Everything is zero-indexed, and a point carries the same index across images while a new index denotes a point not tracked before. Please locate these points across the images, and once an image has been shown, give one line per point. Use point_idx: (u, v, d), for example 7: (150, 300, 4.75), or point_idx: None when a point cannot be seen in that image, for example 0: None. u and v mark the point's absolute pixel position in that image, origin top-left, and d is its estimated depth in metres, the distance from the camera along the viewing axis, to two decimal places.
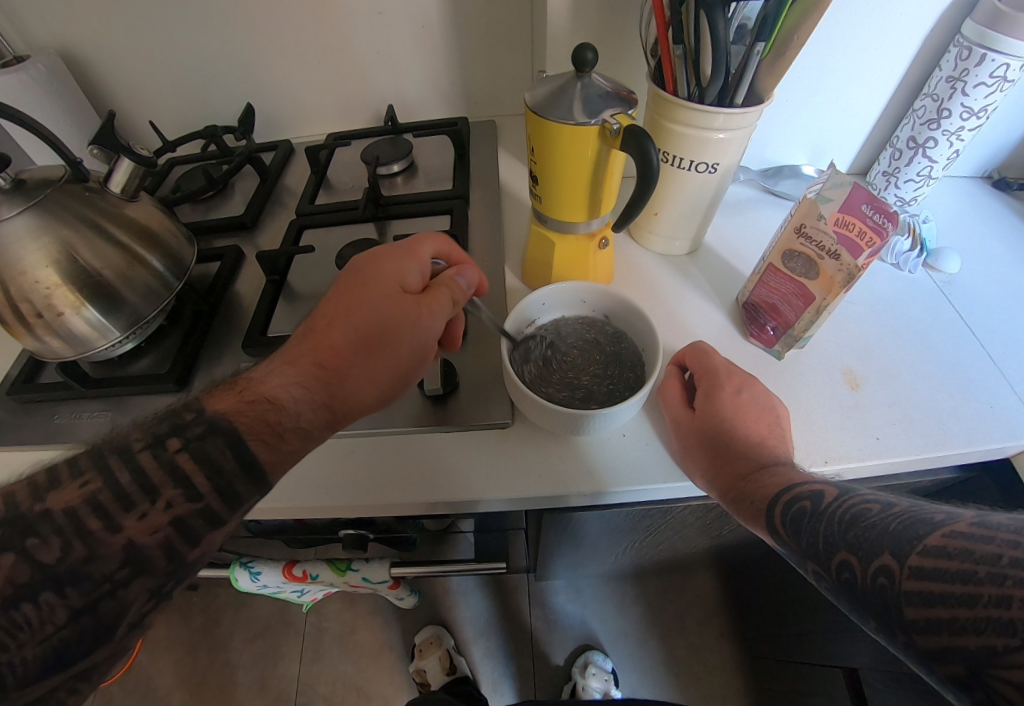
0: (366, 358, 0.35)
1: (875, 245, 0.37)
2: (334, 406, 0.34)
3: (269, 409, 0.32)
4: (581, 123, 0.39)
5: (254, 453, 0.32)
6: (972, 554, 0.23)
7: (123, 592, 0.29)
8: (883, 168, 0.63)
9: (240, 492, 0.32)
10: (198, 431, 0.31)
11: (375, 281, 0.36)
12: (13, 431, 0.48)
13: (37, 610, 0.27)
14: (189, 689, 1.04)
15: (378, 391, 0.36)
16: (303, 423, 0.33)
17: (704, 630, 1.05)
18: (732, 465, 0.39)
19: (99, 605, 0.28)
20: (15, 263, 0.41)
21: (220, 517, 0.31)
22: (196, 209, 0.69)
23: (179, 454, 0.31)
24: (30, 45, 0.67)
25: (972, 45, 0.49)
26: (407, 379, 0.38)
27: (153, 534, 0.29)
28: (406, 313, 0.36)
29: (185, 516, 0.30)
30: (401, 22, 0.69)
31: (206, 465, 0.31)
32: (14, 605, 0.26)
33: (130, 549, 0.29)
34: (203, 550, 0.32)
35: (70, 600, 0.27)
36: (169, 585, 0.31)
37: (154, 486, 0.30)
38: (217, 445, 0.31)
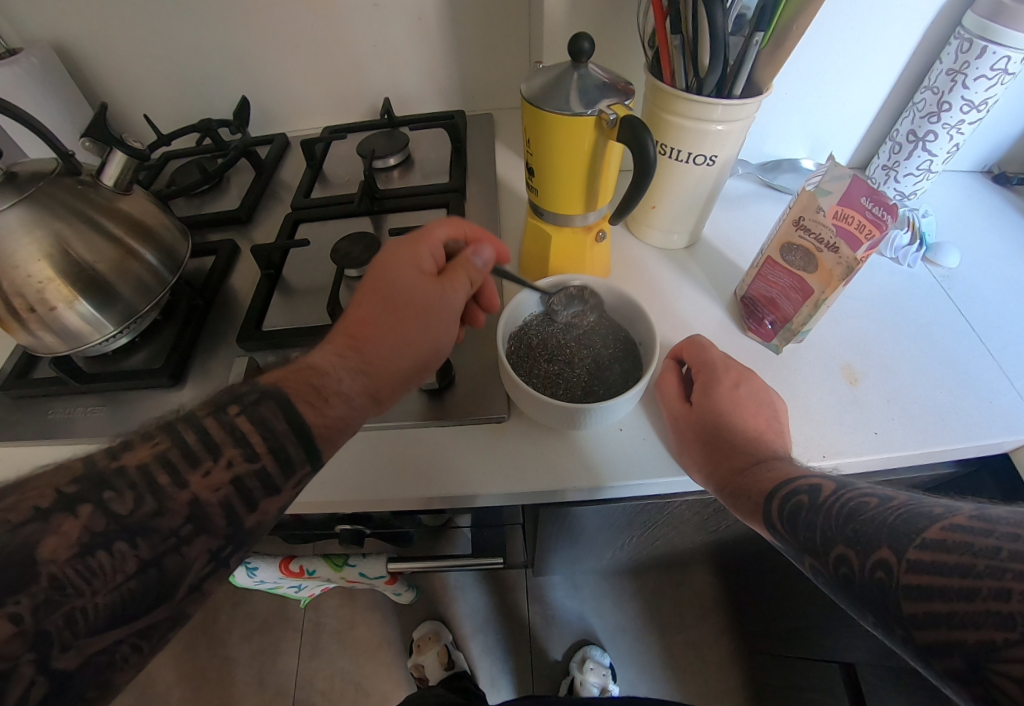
0: (395, 328, 0.35)
1: (874, 238, 0.37)
2: (373, 373, 0.33)
3: (311, 376, 0.32)
4: (577, 114, 0.38)
5: (303, 418, 0.30)
6: (971, 548, 0.23)
7: (187, 549, 0.26)
8: (883, 161, 0.63)
9: (292, 455, 0.30)
10: (255, 395, 0.30)
11: (390, 259, 0.37)
12: (8, 427, 0.47)
13: (107, 559, 0.24)
14: (189, 684, 1.04)
15: (413, 360, 0.35)
16: (344, 388, 0.32)
17: (701, 625, 1.05)
18: (729, 460, 0.39)
19: (163, 560, 0.26)
20: (7, 257, 0.40)
21: (276, 482, 0.30)
22: (191, 203, 0.69)
23: (240, 417, 0.29)
24: (22, 38, 0.67)
25: (973, 37, 0.49)
26: (439, 349, 0.37)
27: (216, 492, 0.28)
28: (428, 286, 0.36)
29: (244, 476, 0.29)
30: (397, 14, 0.68)
31: (266, 426, 0.30)
32: (87, 552, 0.24)
33: (195, 506, 0.27)
34: (260, 517, 0.29)
35: (139, 552, 0.25)
36: (228, 550, 0.28)
37: (217, 444, 0.28)
38: (270, 409, 0.30)
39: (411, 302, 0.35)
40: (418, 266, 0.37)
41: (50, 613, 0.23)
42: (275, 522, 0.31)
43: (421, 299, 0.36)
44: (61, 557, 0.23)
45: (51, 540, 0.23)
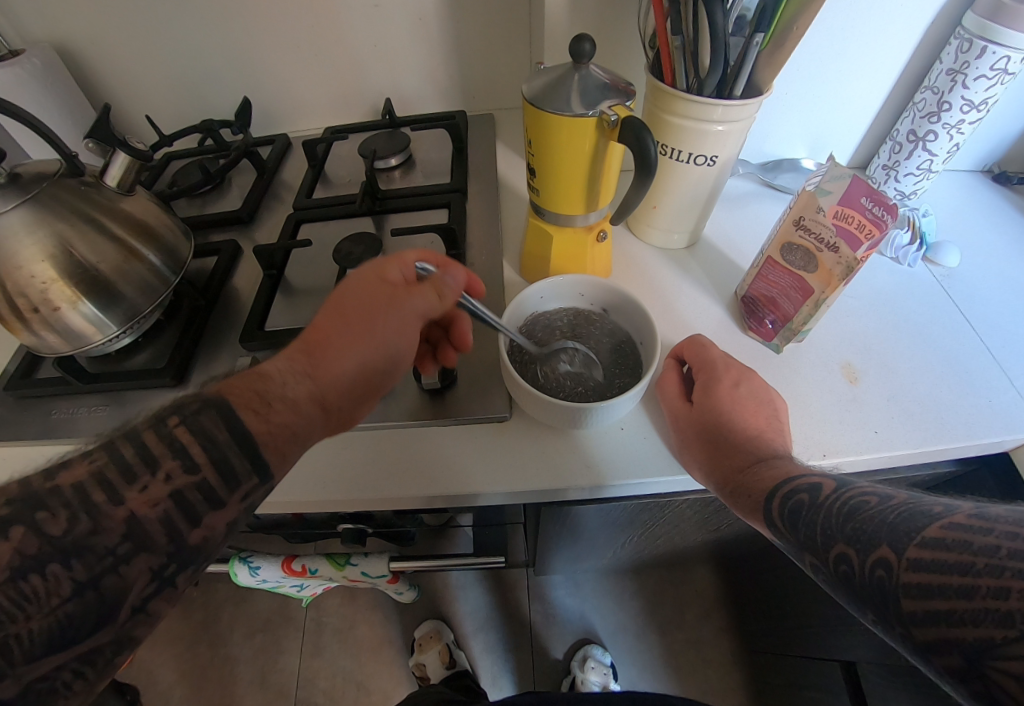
0: (346, 337, 0.34)
1: (874, 238, 0.37)
2: (319, 380, 0.33)
3: (257, 382, 0.31)
4: (579, 115, 0.39)
5: (245, 425, 0.30)
6: (970, 546, 0.23)
7: (126, 569, 0.26)
8: (883, 161, 0.63)
9: (237, 467, 0.29)
10: (196, 405, 0.29)
11: (355, 275, 0.37)
12: (11, 426, 0.48)
13: (41, 583, 0.24)
14: (190, 683, 1.04)
15: (363, 370, 0.35)
16: (289, 392, 0.32)
17: (703, 624, 1.05)
18: (730, 459, 0.39)
19: (100, 582, 0.25)
20: (10, 258, 0.41)
21: (220, 496, 0.29)
22: (193, 204, 0.69)
23: (179, 427, 0.28)
24: (25, 39, 0.67)
25: (972, 38, 0.49)
26: (394, 358, 0.36)
27: (154, 508, 0.27)
28: (383, 295, 0.36)
29: (184, 489, 0.28)
30: (399, 16, 0.68)
31: (205, 437, 0.29)
32: (19, 577, 0.23)
33: (131, 523, 0.26)
34: (205, 532, 0.29)
35: (74, 574, 0.25)
36: (172, 568, 0.27)
37: (156, 458, 0.27)
38: (211, 418, 0.29)
39: (367, 312, 0.35)
40: (382, 280, 0.37)
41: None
42: (226, 535, 0.30)
43: (376, 309, 0.35)
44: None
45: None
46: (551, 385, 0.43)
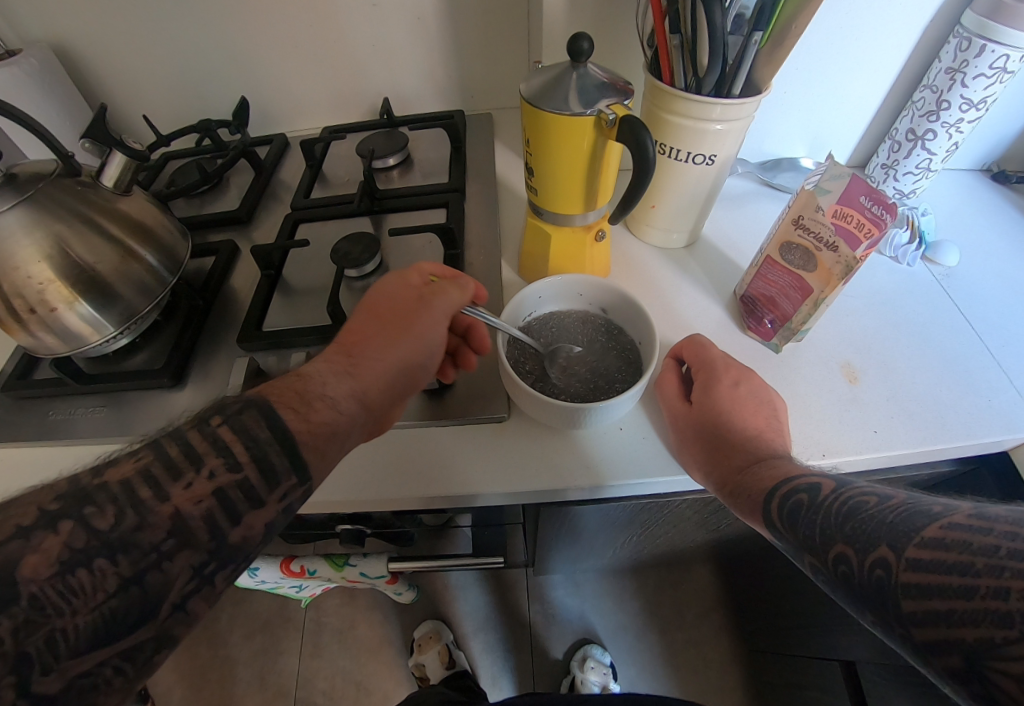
0: (381, 337, 0.36)
1: (873, 237, 0.37)
2: (359, 377, 0.33)
3: (297, 383, 0.32)
4: (577, 114, 0.38)
5: (286, 424, 0.29)
6: (969, 545, 0.23)
7: (169, 566, 0.25)
8: (882, 160, 0.63)
9: (277, 465, 0.29)
10: (238, 405, 0.29)
11: (380, 285, 0.39)
12: (8, 427, 0.47)
13: (87, 577, 0.23)
14: (189, 684, 1.04)
15: (400, 364, 0.35)
16: (329, 390, 0.32)
17: (702, 624, 1.05)
18: (729, 459, 0.39)
19: (145, 578, 0.24)
20: (7, 258, 0.40)
21: (260, 495, 0.28)
22: (191, 204, 0.69)
23: (221, 427, 0.28)
24: (21, 38, 0.67)
25: (972, 36, 0.49)
26: (428, 353, 0.37)
27: (197, 505, 0.26)
28: (411, 294, 0.38)
29: (227, 487, 0.27)
30: (396, 14, 0.68)
31: (247, 436, 0.28)
32: (67, 570, 0.23)
33: (176, 520, 0.25)
34: (245, 532, 0.27)
35: (119, 570, 0.23)
36: (212, 566, 0.26)
37: (200, 455, 0.27)
38: (253, 417, 0.29)
39: (398, 315, 0.37)
40: (405, 281, 0.39)
41: (30, 634, 0.21)
42: (266, 538, 0.29)
43: (407, 312, 0.37)
44: (41, 575, 0.22)
45: (31, 559, 0.22)
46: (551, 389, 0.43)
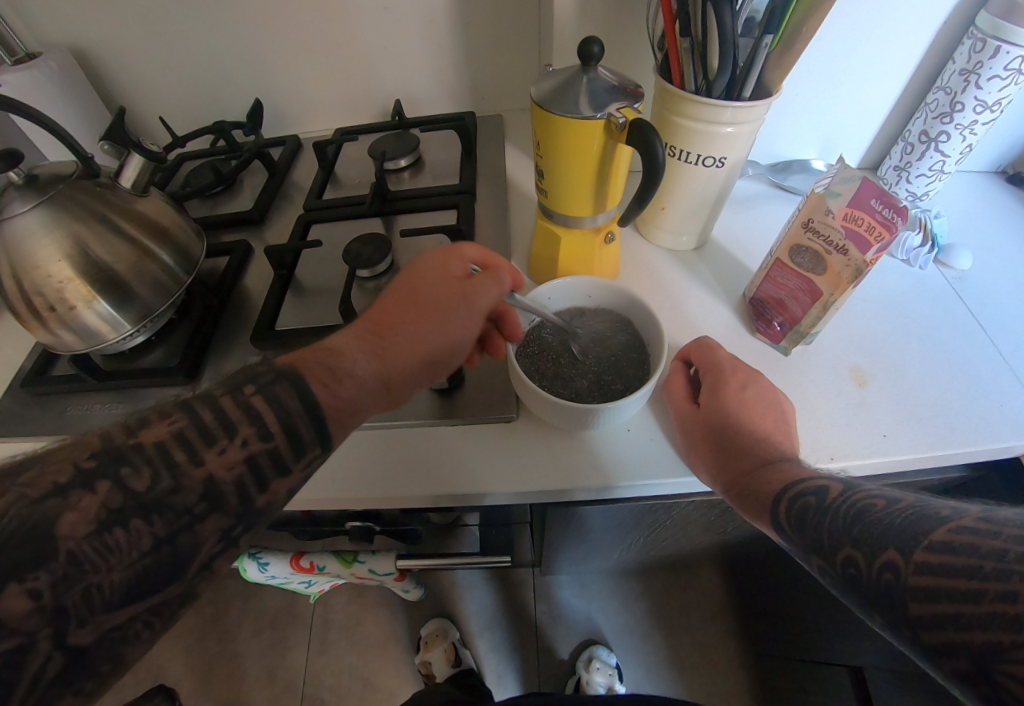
0: (414, 321, 0.35)
1: (883, 241, 0.37)
2: (387, 359, 0.33)
3: (327, 357, 0.32)
4: (587, 117, 0.39)
5: (314, 395, 0.29)
6: (978, 550, 0.23)
7: (200, 528, 0.25)
8: (894, 162, 0.62)
9: (304, 437, 0.29)
10: (271, 375, 0.29)
11: (423, 264, 0.38)
12: (25, 421, 0.49)
13: (123, 536, 0.23)
14: (199, 677, 1.06)
15: (426, 353, 0.35)
16: (357, 370, 0.32)
17: (708, 626, 1.05)
18: (737, 461, 0.39)
19: (177, 538, 0.24)
20: (29, 257, 0.42)
21: (286, 462, 0.28)
22: (205, 204, 0.70)
23: (255, 395, 0.28)
24: (41, 42, 0.68)
25: (986, 37, 0.48)
26: (458, 348, 0.37)
27: (230, 471, 0.26)
28: (450, 287, 0.37)
29: (258, 455, 0.27)
30: (408, 17, 0.68)
31: (278, 407, 0.28)
32: (105, 528, 0.22)
33: (209, 484, 0.26)
34: (270, 497, 0.28)
35: (154, 530, 0.24)
36: (239, 529, 0.27)
37: (233, 423, 0.27)
38: (284, 388, 0.29)
39: (435, 301, 0.36)
40: (447, 269, 0.38)
41: (68, 589, 0.21)
42: (286, 502, 0.29)
43: (445, 299, 0.37)
44: (79, 533, 0.22)
45: (70, 516, 0.22)
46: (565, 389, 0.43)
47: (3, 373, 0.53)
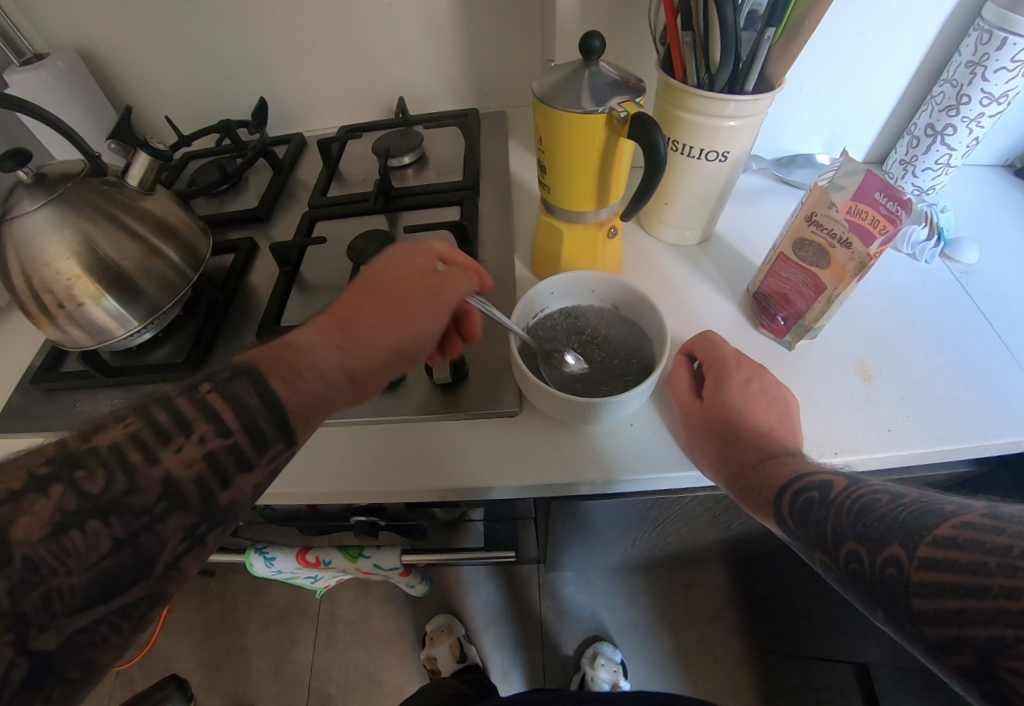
0: (379, 315, 0.35)
1: (888, 234, 0.37)
2: (352, 353, 0.33)
3: (289, 353, 0.32)
4: (589, 111, 0.39)
5: (276, 393, 0.30)
6: (983, 545, 0.22)
7: (162, 528, 0.25)
8: (900, 156, 0.62)
9: (266, 433, 0.29)
10: (227, 373, 0.29)
11: (387, 257, 0.38)
12: (35, 418, 0.49)
13: (80, 539, 0.23)
14: (206, 671, 1.07)
15: (392, 347, 0.35)
16: (319, 364, 0.32)
17: (714, 623, 1.05)
18: (741, 455, 0.39)
19: (138, 539, 0.24)
20: (39, 254, 0.43)
21: (249, 458, 0.28)
22: (211, 202, 0.70)
23: (211, 393, 0.28)
24: (50, 43, 0.69)
25: (992, 29, 0.48)
26: (424, 343, 0.37)
27: (189, 468, 0.26)
28: (418, 287, 0.37)
29: (218, 452, 0.27)
30: (411, 14, 0.69)
31: (236, 403, 0.28)
32: (59, 531, 0.22)
33: (168, 485, 0.25)
34: (235, 495, 0.28)
35: (111, 531, 0.24)
36: (204, 528, 0.27)
37: (189, 421, 0.27)
38: (243, 385, 0.29)
39: (402, 296, 0.36)
40: (414, 265, 0.38)
41: (26, 594, 0.21)
42: (253, 499, 0.29)
43: (411, 295, 0.37)
44: (34, 537, 0.22)
45: (23, 520, 0.22)
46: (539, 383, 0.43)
47: (12, 370, 0.54)
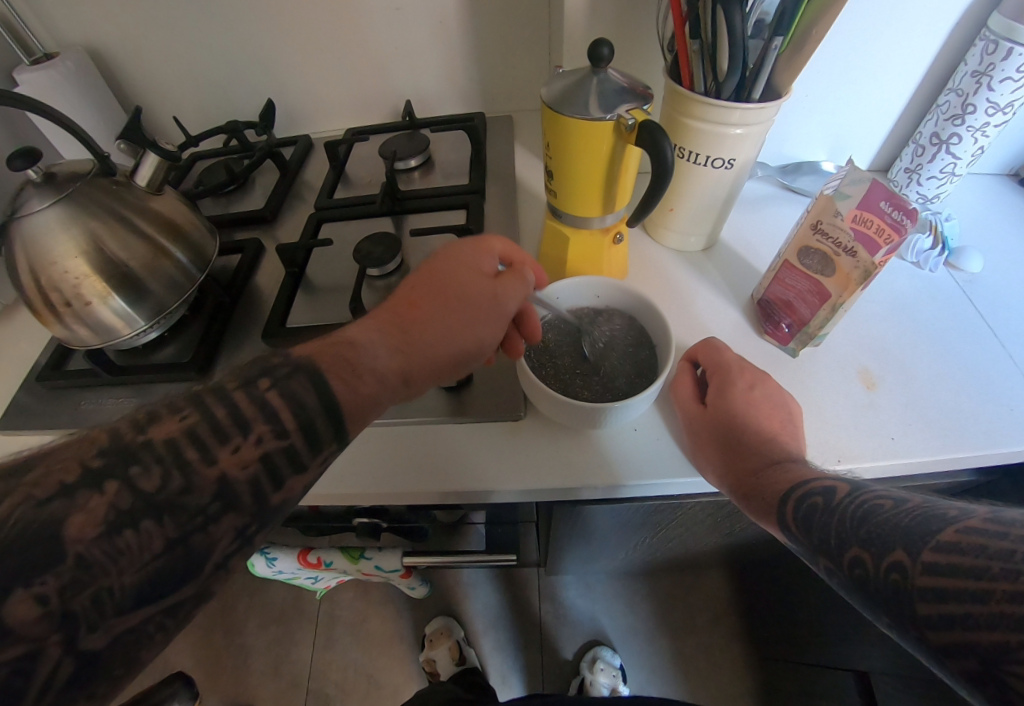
0: (445, 316, 0.35)
1: (893, 242, 0.37)
2: (409, 354, 0.33)
3: (347, 350, 0.32)
4: (596, 118, 0.39)
5: (333, 392, 0.30)
6: (985, 550, 0.23)
7: (214, 529, 0.25)
8: (906, 164, 0.62)
9: (321, 434, 0.29)
10: (287, 369, 0.29)
11: (449, 253, 0.38)
12: (41, 415, 0.50)
13: (133, 538, 0.23)
14: (206, 670, 1.07)
15: (449, 352, 0.35)
16: (376, 364, 0.32)
17: (713, 628, 1.05)
18: (745, 461, 0.39)
19: (189, 538, 0.24)
20: (48, 253, 0.43)
21: (303, 459, 0.29)
22: (218, 203, 0.71)
23: (270, 390, 0.28)
24: (59, 42, 0.69)
25: (998, 39, 0.48)
26: (478, 351, 0.37)
27: (244, 469, 0.26)
28: (482, 290, 0.36)
29: (273, 453, 0.28)
30: (418, 18, 0.69)
31: (295, 402, 0.29)
32: (113, 530, 0.22)
33: (222, 484, 0.26)
34: (286, 495, 0.28)
35: (165, 531, 0.23)
36: (253, 527, 0.27)
37: (247, 420, 0.27)
38: (302, 382, 0.29)
39: (463, 296, 0.36)
40: (476, 264, 0.37)
41: (77, 593, 0.21)
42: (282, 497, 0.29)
43: (469, 293, 0.36)
44: (87, 535, 0.22)
45: (77, 517, 0.22)
46: (568, 386, 0.43)
47: (20, 368, 0.55)
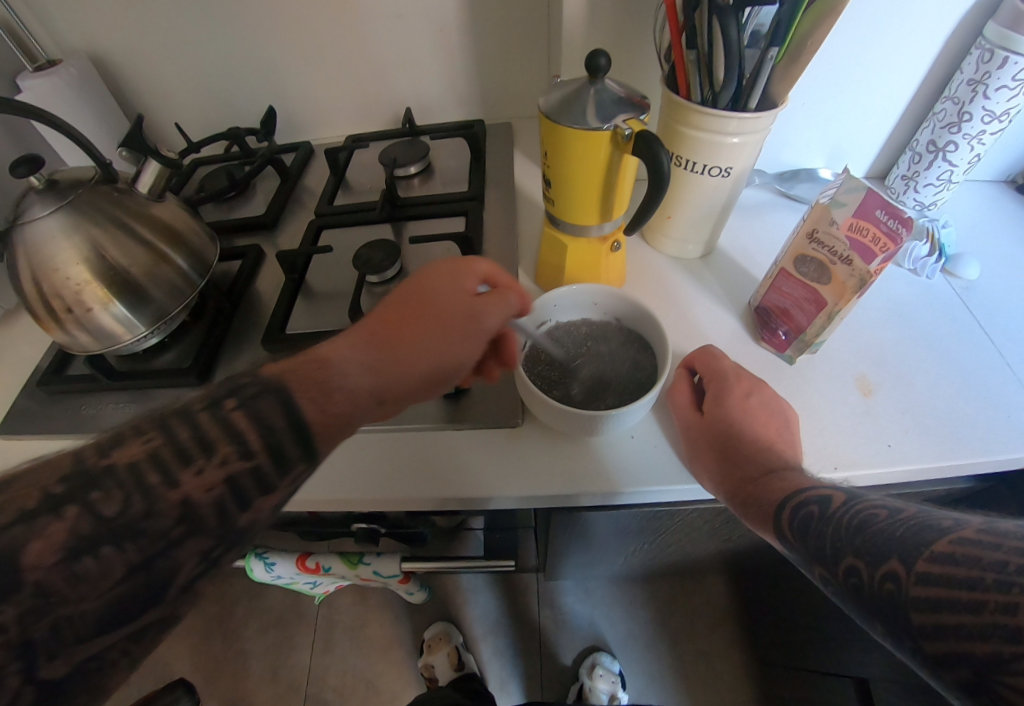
0: (421, 333, 0.35)
1: (889, 251, 0.37)
2: (383, 373, 0.33)
3: (320, 368, 0.31)
4: (594, 128, 0.39)
5: (302, 412, 0.29)
6: (979, 561, 0.23)
7: (177, 554, 0.25)
8: (902, 171, 0.62)
9: (289, 453, 0.29)
10: (256, 389, 0.29)
11: (430, 273, 0.38)
12: (42, 419, 0.50)
13: (93, 565, 0.23)
14: (203, 675, 1.07)
15: (428, 368, 0.35)
16: (350, 383, 0.31)
17: (713, 635, 1.04)
18: (742, 468, 0.39)
19: (152, 564, 0.25)
20: (50, 260, 0.44)
21: (270, 481, 0.28)
22: (219, 208, 0.71)
23: (235, 411, 0.28)
24: (63, 49, 0.70)
25: (994, 47, 0.49)
26: (459, 368, 0.36)
27: (209, 493, 0.26)
28: (463, 307, 0.37)
29: (239, 476, 0.27)
30: (419, 26, 0.70)
31: (261, 422, 0.28)
32: (73, 557, 0.23)
33: (186, 507, 0.26)
34: (254, 516, 0.28)
35: (126, 556, 0.24)
36: (219, 550, 0.27)
37: (212, 442, 0.27)
38: (269, 403, 0.29)
39: (441, 314, 0.36)
40: (460, 284, 0.38)
41: (36, 622, 0.22)
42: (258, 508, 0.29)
43: (451, 312, 0.36)
44: (45, 562, 0.22)
45: (35, 545, 0.22)
46: (581, 399, 0.43)
47: (20, 372, 0.55)
